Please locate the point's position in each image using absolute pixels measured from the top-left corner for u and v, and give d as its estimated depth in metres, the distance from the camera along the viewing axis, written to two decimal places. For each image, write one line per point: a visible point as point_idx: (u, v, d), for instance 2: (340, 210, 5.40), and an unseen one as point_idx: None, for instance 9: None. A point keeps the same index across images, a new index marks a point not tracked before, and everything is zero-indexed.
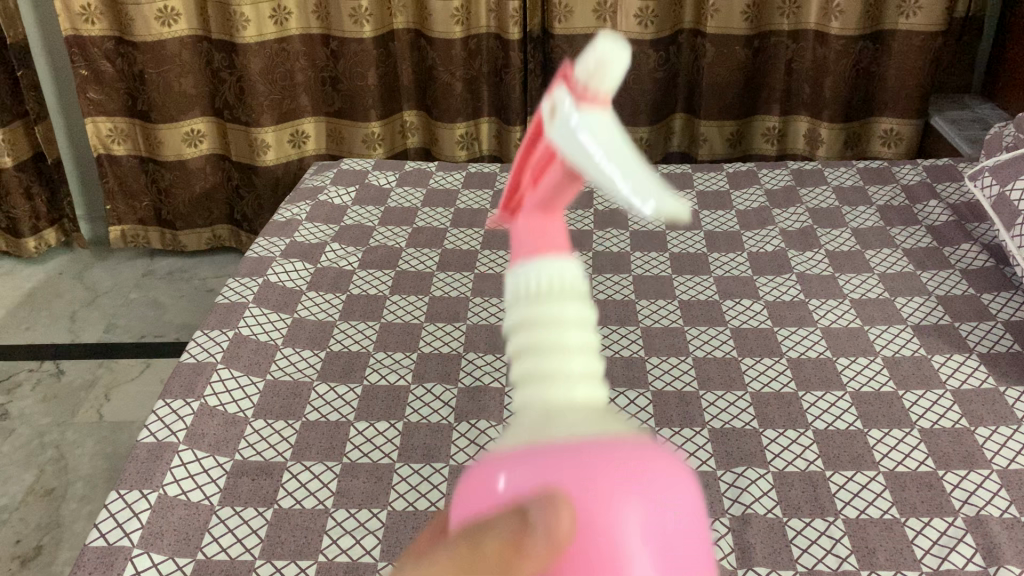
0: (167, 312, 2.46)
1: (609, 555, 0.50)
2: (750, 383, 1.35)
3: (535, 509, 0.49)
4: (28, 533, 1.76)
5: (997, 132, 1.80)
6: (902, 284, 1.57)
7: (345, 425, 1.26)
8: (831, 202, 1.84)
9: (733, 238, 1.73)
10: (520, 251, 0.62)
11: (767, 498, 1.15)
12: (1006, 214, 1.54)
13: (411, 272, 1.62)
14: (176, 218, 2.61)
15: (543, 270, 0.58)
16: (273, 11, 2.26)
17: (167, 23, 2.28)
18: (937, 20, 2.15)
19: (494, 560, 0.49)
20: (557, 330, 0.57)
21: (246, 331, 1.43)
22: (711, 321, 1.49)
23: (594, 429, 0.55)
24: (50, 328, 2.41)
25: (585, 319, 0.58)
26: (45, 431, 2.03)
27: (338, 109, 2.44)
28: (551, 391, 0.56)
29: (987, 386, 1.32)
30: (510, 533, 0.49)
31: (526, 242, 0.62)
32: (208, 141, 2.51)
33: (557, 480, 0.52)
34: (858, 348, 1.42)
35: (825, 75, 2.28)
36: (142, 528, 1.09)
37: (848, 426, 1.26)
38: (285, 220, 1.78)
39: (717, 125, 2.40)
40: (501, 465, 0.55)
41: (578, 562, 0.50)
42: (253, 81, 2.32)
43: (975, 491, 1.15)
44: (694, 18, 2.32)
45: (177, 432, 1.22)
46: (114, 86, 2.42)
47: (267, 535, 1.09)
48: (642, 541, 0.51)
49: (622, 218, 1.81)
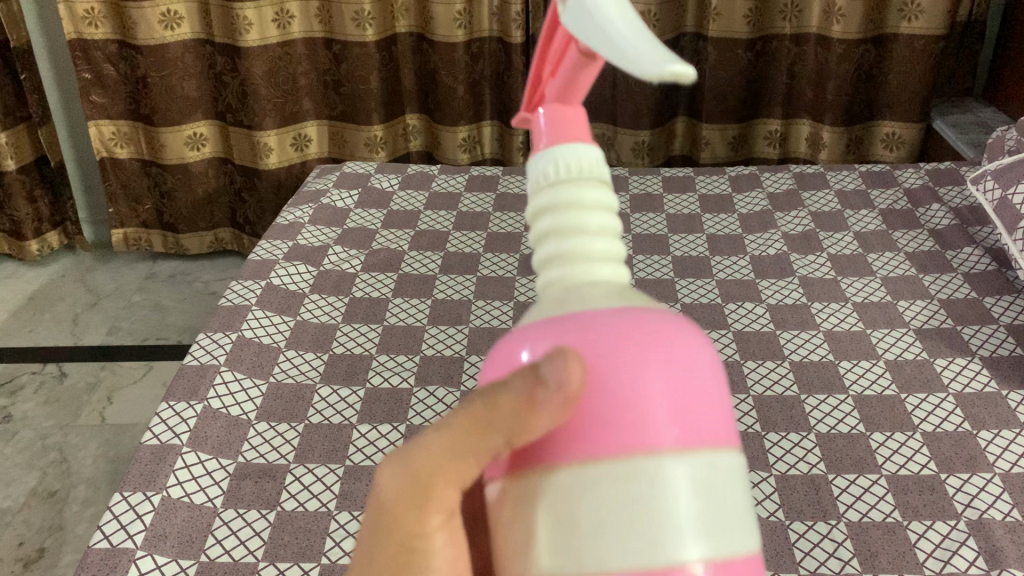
0: (170, 315, 2.47)
1: (627, 414, 0.53)
2: (753, 387, 1.35)
3: (548, 364, 0.52)
4: (31, 535, 1.76)
5: (999, 135, 1.81)
6: (904, 287, 1.57)
7: (348, 428, 1.26)
8: (833, 205, 1.84)
9: (736, 241, 1.73)
10: (543, 136, 0.64)
11: (770, 500, 1.15)
12: (1008, 217, 1.54)
13: (414, 275, 1.63)
14: (179, 221, 2.62)
15: (570, 150, 0.61)
16: (275, 15, 2.27)
17: (170, 27, 2.29)
18: (938, 25, 2.15)
19: (513, 413, 0.54)
20: (582, 208, 0.59)
21: (250, 334, 1.43)
22: (714, 324, 1.49)
23: (620, 300, 0.56)
24: (53, 331, 2.42)
25: (609, 200, 0.60)
26: (48, 434, 2.03)
27: (341, 113, 2.45)
28: (575, 266, 0.58)
29: (989, 390, 1.32)
30: (525, 386, 0.53)
31: (554, 129, 0.64)
32: (211, 145, 2.52)
33: (576, 339, 0.54)
34: (860, 351, 1.42)
35: (828, 78, 2.29)
36: (146, 530, 1.09)
37: (851, 429, 1.26)
38: (288, 223, 1.78)
39: (719, 128, 2.41)
40: (527, 336, 0.57)
41: (596, 420, 0.53)
42: (256, 84, 2.33)
43: (977, 494, 1.15)
44: (696, 22, 2.32)
45: (181, 435, 1.22)
46: (117, 89, 2.43)
47: (270, 537, 1.09)
48: (664, 398, 0.53)
49: (625, 221, 1.81)
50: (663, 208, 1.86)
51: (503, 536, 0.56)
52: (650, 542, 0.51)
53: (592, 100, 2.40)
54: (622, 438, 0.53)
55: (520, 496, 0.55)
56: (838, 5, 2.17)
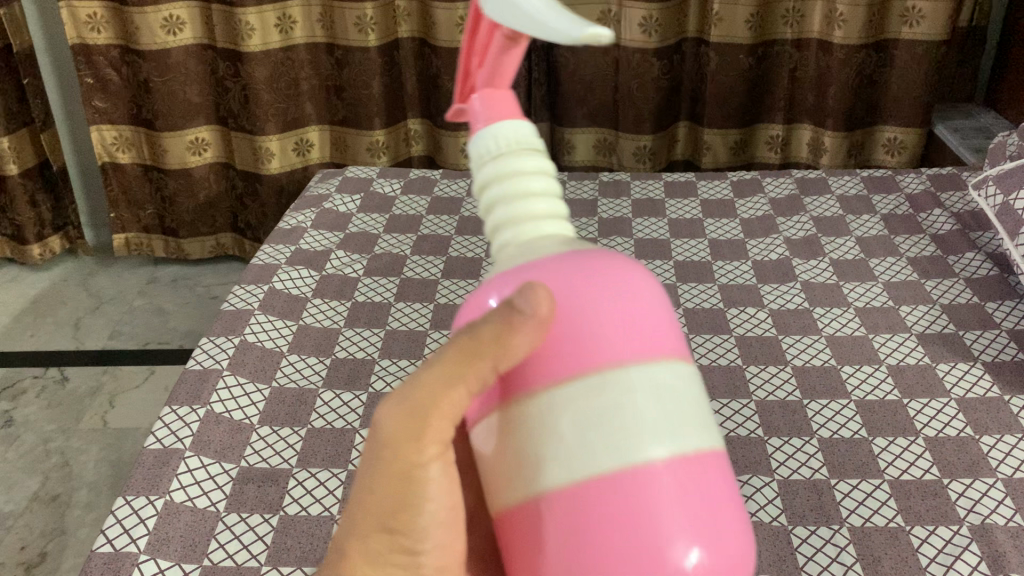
0: (172, 319, 2.47)
1: (592, 337, 0.62)
2: (755, 392, 1.35)
3: (520, 297, 0.59)
4: (32, 540, 1.76)
5: (1001, 141, 1.81)
6: (906, 292, 1.58)
7: (350, 433, 1.26)
8: (835, 210, 1.84)
9: (737, 246, 1.73)
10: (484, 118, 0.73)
11: (772, 505, 1.15)
12: (1010, 223, 1.54)
13: (416, 279, 1.63)
14: (180, 226, 2.62)
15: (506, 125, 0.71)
16: (278, 20, 2.28)
17: (172, 32, 2.29)
18: (942, 28, 2.14)
19: (492, 346, 0.61)
20: (525, 172, 0.69)
21: (252, 338, 1.43)
22: (716, 329, 1.49)
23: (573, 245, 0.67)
24: (55, 335, 2.42)
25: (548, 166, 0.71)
26: (50, 438, 2.03)
27: (343, 118, 2.45)
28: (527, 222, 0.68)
29: (991, 395, 1.32)
30: (502, 324, 0.60)
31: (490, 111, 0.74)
32: (212, 150, 2.52)
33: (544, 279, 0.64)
34: (862, 356, 1.42)
35: (829, 84, 2.29)
36: (149, 534, 1.09)
37: (853, 435, 1.26)
38: (290, 227, 1.79)
39: (720, 133, 2.41)
40: (494, 286, 0.66)
41: (567, 344, 0.62)
42: (258, 89, 2.33)
43: (980, 499, 1.15)
44: (698, 27, 2.33)
45: (183, 439, 1.22)
46: (119, 94, 2.43)
47: (273, 542, 1.09)
48: (621, 320, 0.63)
49: (627, 226, 1.81)
50: (665, 213, 1.86)
51: (501, 462, 0.64)
52: (627, 443, 0.60)
53: (594, 104, 2.42)
54: (592, 355, 0.62)
55: (514, 422, 0.63)
56: (839, 10, 2.17)
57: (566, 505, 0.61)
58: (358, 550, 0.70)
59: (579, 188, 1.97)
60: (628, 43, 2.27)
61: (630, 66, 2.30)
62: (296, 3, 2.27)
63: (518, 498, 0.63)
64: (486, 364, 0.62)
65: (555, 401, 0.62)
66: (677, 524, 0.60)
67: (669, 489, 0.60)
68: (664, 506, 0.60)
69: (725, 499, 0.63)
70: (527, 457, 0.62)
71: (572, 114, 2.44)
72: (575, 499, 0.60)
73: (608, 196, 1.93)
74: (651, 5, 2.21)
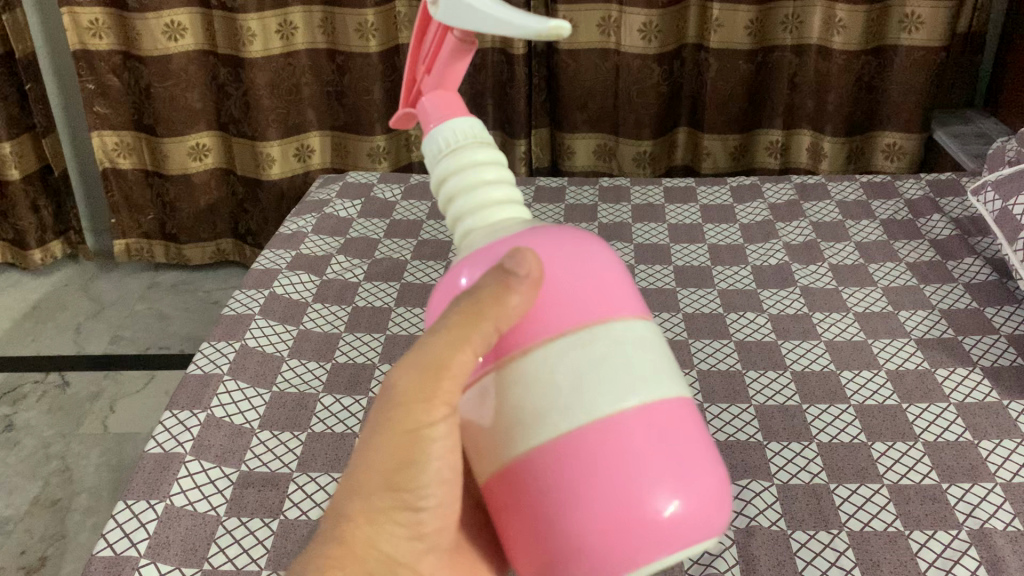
0: (172, 324, 2.48)
1: (573, 299, 0.72)
2: (754, 397, 1.35)
3: (512, 260, 0.68)
4: (33, 544, 1.76)
5: (1000, 146, 1.81)
6: (905, 297, 1.58)
7: (350, 437, 1.26)
8: (834, 216, 1.85)
9: (737, 251, 1.74)
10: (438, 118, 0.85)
11: (771, 510, 1.15)
12: (1008, 228, 1.55)
13: (417, 284, 1.63)
14: (181, 232, 2.63)
15: (456, 120, 0.82)
16: (279, 26, 2.29)
17: (173, 38, 2.30)
18: (938, 36, 2.16)
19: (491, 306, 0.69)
20: (486, 161, 0.79)
21: (252, 343, 1.43)
22: (715, 334, 1.50)
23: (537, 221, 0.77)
24: (56, 340, 2.42)
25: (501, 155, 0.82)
26: (51, 442, 2.04)
27: (343, 123, 2.46)
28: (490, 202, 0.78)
29: (990, 400, 1.33)
30: (497, 284, 0.68)
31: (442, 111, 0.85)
32: (213, 156, 2.53)
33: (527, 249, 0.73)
34: (862, 361, 1.42)
35: (829, 90, 2.30)
36: (149, 538, 1.09)
37: (852, 440, 1.26)
38: (291, 232, 1.79)
39: (720, 139, 2.42)
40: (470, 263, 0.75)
41: (550, 305, 0.72)
42: (259, 95, 2.34)
43: (978, 504, 1.15)
44: (697, 33, 2.34)
45: (184, 443, 1.23)
46: (120, 100, 2.44)
47: (273, 546, 1.09)
48: (593, 283, 0.73)
49: (626, 231, 1.82)
50: (664, 219, 1.86)
51: (501, 415, 0.71)
52: (615, 387, 0.69)
53: (594, 110, 2.42)
54: (575, 313, 0.71)
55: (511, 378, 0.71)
56: (839, 16, 2.18)
57: (558, 450, 0.68)
58: (363, 518, 0.74)
59: (579, 194, 1.97)
60: (628, 49, 2.28)
61: (630, 71, 2.31)
62: (298, 9, 2.28)
63: (513, 449, 0.70)
64: (486, 325, 0.69)
65: (546, 357, 0.70)
66: (658, 465, 0.68)
67: (649, 432, 0.68)
68: (645, 448, 0.68)
69: (700, 439, 0.72)
70: (528, 408, 0.69)
71: (573, 119, 2.44)
72: (575, 441, 0.68)
73: (607, 202, 1.94)
74: (651, 11, 2.21)
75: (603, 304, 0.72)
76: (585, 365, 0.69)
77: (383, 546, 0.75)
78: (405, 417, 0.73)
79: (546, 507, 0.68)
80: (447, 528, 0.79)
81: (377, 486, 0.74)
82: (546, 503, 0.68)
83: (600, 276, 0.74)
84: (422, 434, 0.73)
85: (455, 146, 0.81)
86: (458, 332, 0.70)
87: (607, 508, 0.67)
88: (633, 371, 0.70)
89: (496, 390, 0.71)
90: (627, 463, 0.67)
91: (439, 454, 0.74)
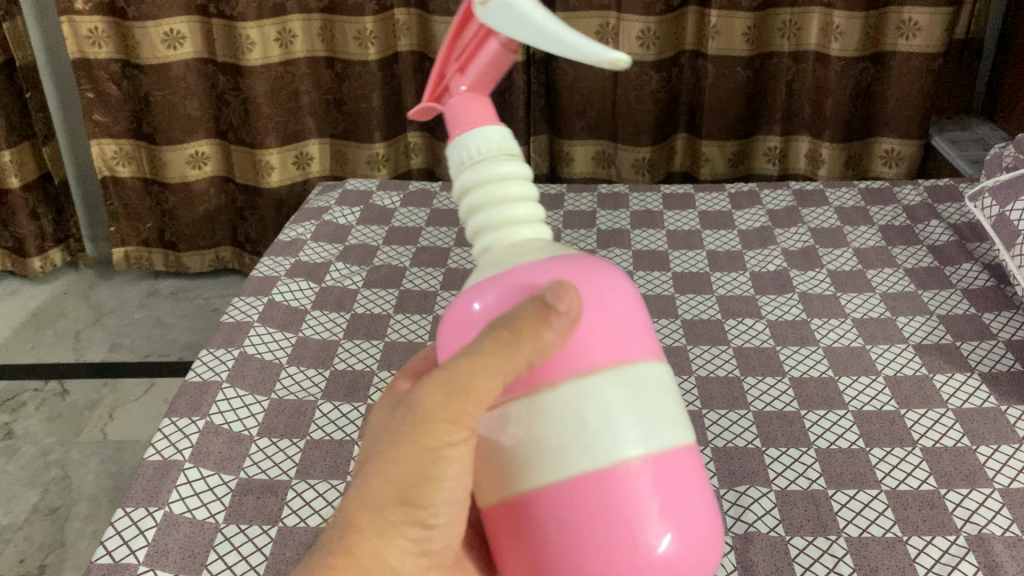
0: (172, 331, 2.48)
1: (604, 336, 0.72)
2: (752, 403, 1.35)
3: (554, 295, 0.68)
4: (32, 552, 1.76)
5: (997, 152, 1.82)
6: (904, 303, 1.58)
7: (349, 444, 1.26)
8: (832, 222, 1.85)
9: (735, 258, 1.74)
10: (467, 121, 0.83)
11: (770, 516, 1.15)
12: (1006, 234, 1.55)
13: (416, 291, 1.64)
14: (180, 240, 2.63)
15: (488, 128, 0.80)
16: (278, 35, 2.29)
17: (173, 47, 2.31)
18: (936, 42, 2.16)
19: (529, 337, 0.68)
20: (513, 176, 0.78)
21: (251, 350, 1.44)
22: (714, 340, 1.50)
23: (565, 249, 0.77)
24: (56, 347, 2.43)
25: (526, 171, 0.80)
26: (50, 450, 2.04)
27: (343, 131, 2.46)
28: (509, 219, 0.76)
29: (989, 405, 1.33)
30: (537, 317, 0.67)
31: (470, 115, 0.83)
32: (212, 164, 2.53)
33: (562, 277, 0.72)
34: (860, 367, 1.42)
35: (826, 96, 2.30)
36: (148, 545, 1.09)
37: (851, 445, 1.27)
38: (290, 239, 1.79)
39: (718, 145, 2.42)
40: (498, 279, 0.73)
41: (582, 341, 0.71)
42: (258, 103, 2.35)
43: (977, 510, 1.15)
44: (695, 40, 2.34)
45: (183, 450, 1.23)
46: (120, 108, 2.44)
47: (272, 553, 1.09)
48: (624, 321, 0.73)
49: (625, 238, 1.82)
50: (663, 225, 1.86)
51: (521, 448, 0.70)
52: (638, 433, 0.69)
53: (593, 117, 2.42)
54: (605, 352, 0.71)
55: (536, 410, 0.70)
56: (836, 23, 2.19)
57: (574, 490, 0.69)
58: (370, 528, 0.74)
59: (578, 200, 1.98)
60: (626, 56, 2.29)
61: (628, 78, 2.32)
62: (297, 17, 2.29)
63: (529, 482, 0.70)
64: (521, 356, 0.68)
65: (576, 394, 0.69)
66: (664, 510, 0.69)
67: (661, 482, 0.69)
68: (656, 495, 0.69)
69: (704, 488, 0.74)
70: (550, 445, 0.69)
71: (571, 126, 2.44)
72: (593, 483, 0.68)
73: (606, 208, 1.94)
74: (649, 18, 2.23)
75: (629, 345, 0.73)
76: (608, 404, 0.69)
77: (387, 556, 0.75)
78: (425, 436, 0.72)
79: (552, 543, 0.70)
80: (449, 542, 0.79)
81: (388, 498, 0.74)
82: (550, 540, 0.70)
83: (627, 314, 0.74)
84: (441, 453, 0.72)
85: (482, 157, 0.79)
86: (489, 362, 0.68)
87: (612, 552, 0.68)
88: (650, 416, 0.70)
89: (515, 420, 0.71)
90: (637, 507, 0.68)
91: (455, 471, 0.73)
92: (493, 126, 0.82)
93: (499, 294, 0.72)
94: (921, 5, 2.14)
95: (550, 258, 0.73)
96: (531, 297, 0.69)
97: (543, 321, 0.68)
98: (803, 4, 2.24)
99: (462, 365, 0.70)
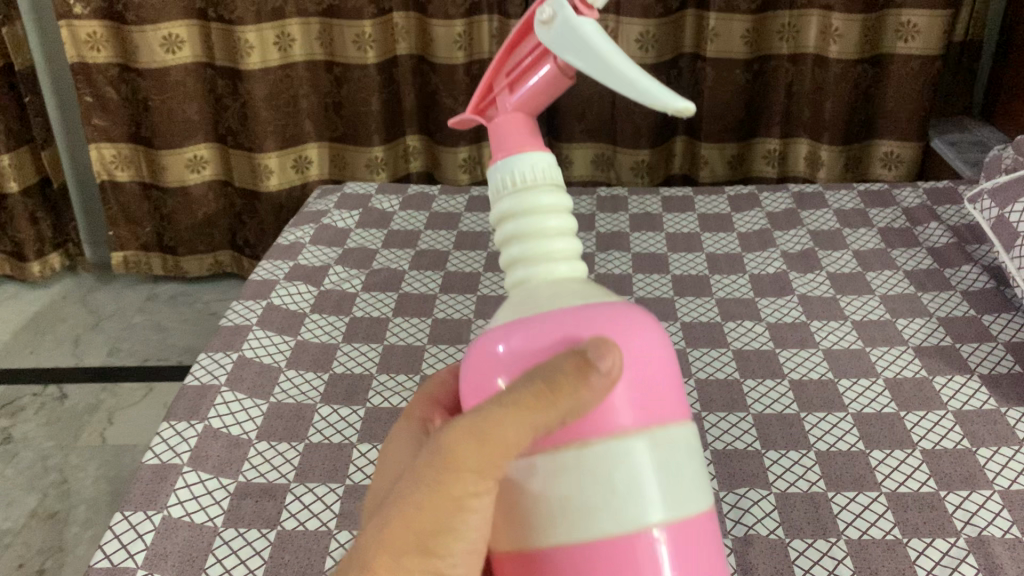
0: (171, 335, 2.48)
1: (639, 394, 0.72)
2: (752, 405, 1.35)
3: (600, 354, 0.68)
4: (31, 557, 1.76)
5: (996, 154, 1.82)
6: (903, 305, 1.58)
7: (348, 448, 1.26)
8: (832, 224, 1.85)
9: (735, 260, 1.74)
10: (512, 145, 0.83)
11: (770, 518, 1.15)
12: (1005, 235, 1.55)
13: (415, 294, 1.64)
14: (179, 244, 2.63)
15: (533, 155, 0.81)
16: (277, 38, 2.29)
17: (171, 51, 2.31)
18: (934, 44, 2.17)
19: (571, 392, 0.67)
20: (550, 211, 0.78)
21: (250, 354, 1.43)
22: (713, 343, 1.50)
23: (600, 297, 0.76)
24: (55, 352, 2.42)
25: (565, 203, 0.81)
26: (49, 454, 2.03)
27: (342, 134, 2.46)
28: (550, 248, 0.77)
29: (988, 407, 1.33)
30: (580, 371, 0.67)
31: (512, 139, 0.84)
32: (211, 168, 2.53)
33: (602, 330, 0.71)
34: (860, 369, 1.42)
35: (825, 98, 2.31)
36: (146, 549, 1.09)
37: (851, 447, 1.26)
38: (289, 243, 1.79)
39: (717, 148, 2.42)
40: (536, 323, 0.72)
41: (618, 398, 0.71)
42: (257, 107, 2.35)
43: (977, 512, 1.15)
44: (694, 43, 2.34)
45: (181, 454, 1.22)
46: (119, 112, 2.44)
47: (271, 556, 1.09)
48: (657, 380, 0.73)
49: (624, 241, 1.82)
50: (662, 228, 1.86)
51: (550, 501, 0.70)
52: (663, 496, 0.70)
53: (592, 120, 2.42)
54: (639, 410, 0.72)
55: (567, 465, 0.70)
56: (835, 25, 2.19)
57: (600, 549, 0.69)
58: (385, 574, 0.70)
59: (577, 203, 1.97)
60: None
61: None
62: (295, 21, 2.29)
63: (553, 538, 0.70)
64: (559, 408, 0.67)
65: (609, 452, 0.70)
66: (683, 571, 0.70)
67: (682, 547, 0.70)
68: (676, 559, 0.70)
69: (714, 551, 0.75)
70: (579, 501, 0.69)
71: (570, 129, 2.44)
72: (619, 544, 0.69)
73: (605, 211, 1.94)
74: (648, 20, 2.23)
75: (659, 405, 0.73)
76: (639, 463, 0.70)
77: None
78: (451, 484, 0.70)
79: None
80: None
81: (406, 546, 0.70)
82: None
83: (659, 372, 0.74)
84: (466, 501, 0.70)
85: (525, 185, 0.80)
86: (529, 413, 0.67)
87: None
88: (674, 476, 0.72)
89: (543, 472, 0.70)
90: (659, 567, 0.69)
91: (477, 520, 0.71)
92: (538, 153, 0.82)
93: (528, 340, 0.71)
94: (919, 8, 2.14)
95: (586, 305, 0.73)
96: (572, 350, 0.69)
97: (583, 378, 0.67)
98: (802, 6, 2.24)
99: (494, 417, 0.68)
